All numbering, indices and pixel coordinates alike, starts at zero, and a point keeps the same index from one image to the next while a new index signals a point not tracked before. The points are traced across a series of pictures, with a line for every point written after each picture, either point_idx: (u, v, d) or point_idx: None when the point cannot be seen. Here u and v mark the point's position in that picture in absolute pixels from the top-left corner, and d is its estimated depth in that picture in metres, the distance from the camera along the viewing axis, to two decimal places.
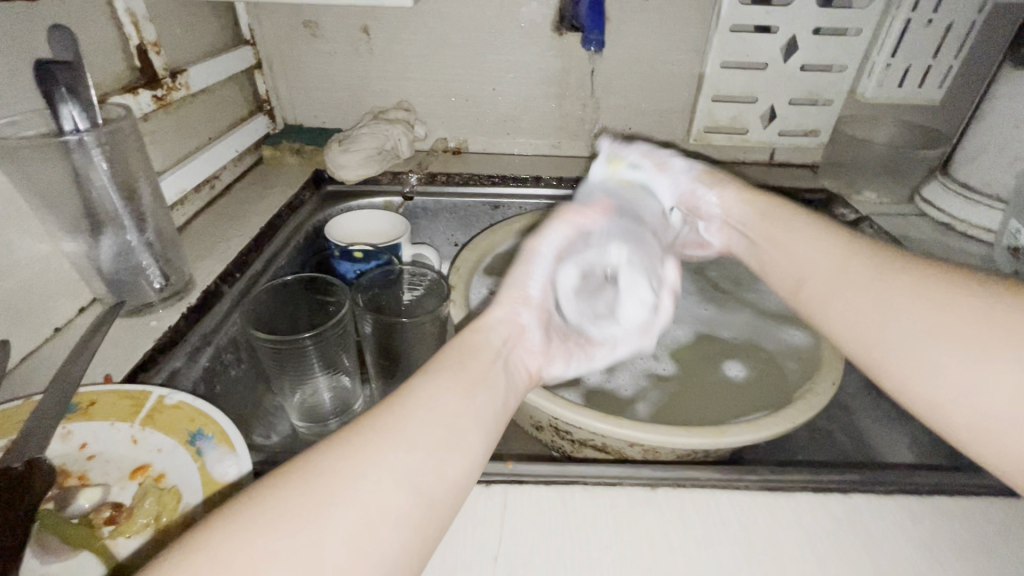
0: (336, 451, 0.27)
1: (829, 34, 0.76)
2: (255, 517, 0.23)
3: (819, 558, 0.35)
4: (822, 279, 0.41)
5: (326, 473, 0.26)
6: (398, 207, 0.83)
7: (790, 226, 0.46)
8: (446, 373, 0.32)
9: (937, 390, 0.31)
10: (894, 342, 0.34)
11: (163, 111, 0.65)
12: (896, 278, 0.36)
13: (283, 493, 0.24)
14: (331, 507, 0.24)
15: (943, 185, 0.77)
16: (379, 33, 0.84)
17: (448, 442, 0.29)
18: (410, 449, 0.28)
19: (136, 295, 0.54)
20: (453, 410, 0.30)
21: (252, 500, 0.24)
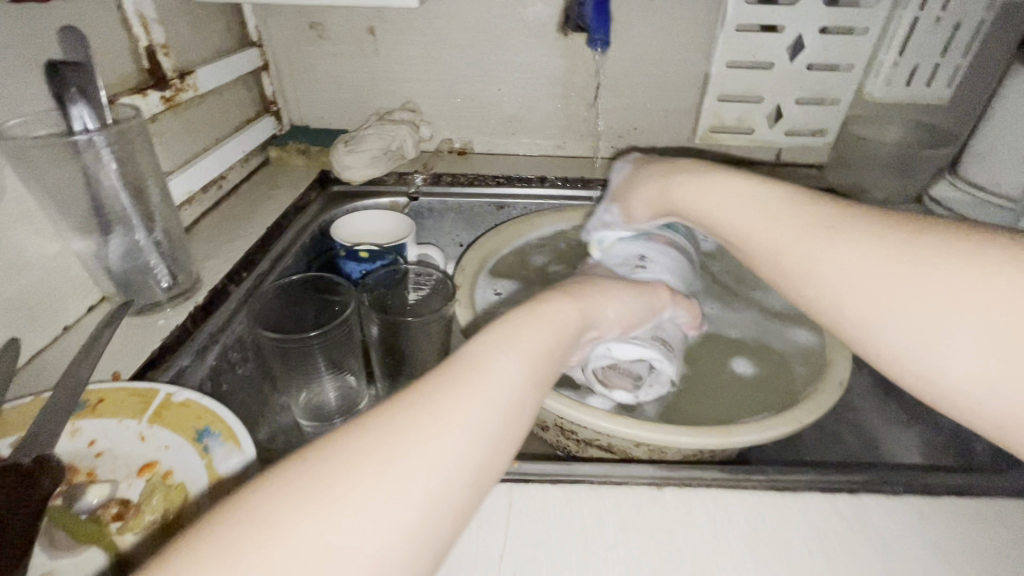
0: (392, 424, 0.27)
1: (836, 33, 0.75)
2: (320, 489, 0.24)
3: (828, 558, 0.35)
4: (771, 242, 0.40)
5: (380, 443, 0.26)
6: (403, 207, 0.83)
7: (724, 189, 0.45)
8: (491, 348, 0.32)
9: (907, 357, 0.32)
10: (862, 312, 0.34)
11: (171, 112, 0.65)
12: (848, 242, 0.35)
13: (344, 469, 0.25)
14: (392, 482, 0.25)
15: (951, 184, 0.76)
16: (384, 34, 0.84)
17: (493, 414, 0.29)
18: (461, 423, 0.28)
19: (144, 294, 0.55)
20: (499, 386, 0.30)
21: (313, 477, 0.24)
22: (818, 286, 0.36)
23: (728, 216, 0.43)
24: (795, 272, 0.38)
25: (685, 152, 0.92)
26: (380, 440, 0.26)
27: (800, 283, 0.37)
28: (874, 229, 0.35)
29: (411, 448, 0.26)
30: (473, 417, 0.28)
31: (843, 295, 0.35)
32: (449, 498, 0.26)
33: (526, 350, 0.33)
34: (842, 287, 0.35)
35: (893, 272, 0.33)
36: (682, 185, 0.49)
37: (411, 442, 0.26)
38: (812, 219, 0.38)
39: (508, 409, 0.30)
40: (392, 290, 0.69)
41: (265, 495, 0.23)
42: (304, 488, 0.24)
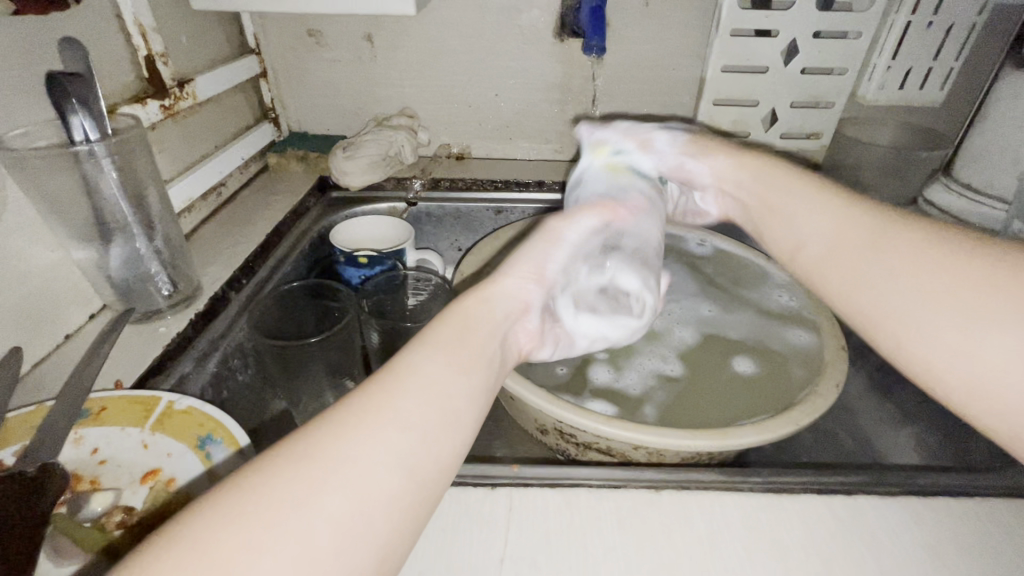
0: (326, 437, 0.26)
1: (829, 37, 0.76)
2: (246, 513, 0.23)
3: (824, 560, 0.35)
4: (824, 244, 0.41)
5: (310, 458, 0.25)
6: (402, 212, 0.84)
7: (788, 185, 0.46)
8: (428, 355, 0.32)
9: (938, 353, 0.32)
10: (898, 306, 0.35)
11: (170, 121, 0.66)
12: (902, 241, 0.36)
13: (273, 488, 0.24)
14: (329, 497, 0.24)
15: (945, 185, 0.77)
16: (381, 41, 0.85)
17: (433, 422, 0.28)
18: (402, 430, 0.27)
19: (145, 301, 0.55)
20: (435, 391, 0.30)
21: (238, 497, 0.23)
22: (862, 284, 0.37)
23: (783, 210, 0.45)
24: (838, 273, 0.39)
25: None
26: (301, 458, 0.25)
27: (843, 287, 0.38)
28: (930, 231, 0.36)
29: (348, 461, 0.25)
30: (412, 426, 0.28)
31: (880, 294, 0.36)
32: (386, 514, 0.25)
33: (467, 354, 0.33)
34: (877, 286, 0.36)
35: (935, 267, 0.34)
36: (746, 176, 0.51)
37: (347, 455, 0.25)
38: (868, 217, 0.39)
39: (450, 414, 0.29)
40: (392, 296, 0.70)
41: (189, 522, 0.23)
42: (228, 512, 0.23)
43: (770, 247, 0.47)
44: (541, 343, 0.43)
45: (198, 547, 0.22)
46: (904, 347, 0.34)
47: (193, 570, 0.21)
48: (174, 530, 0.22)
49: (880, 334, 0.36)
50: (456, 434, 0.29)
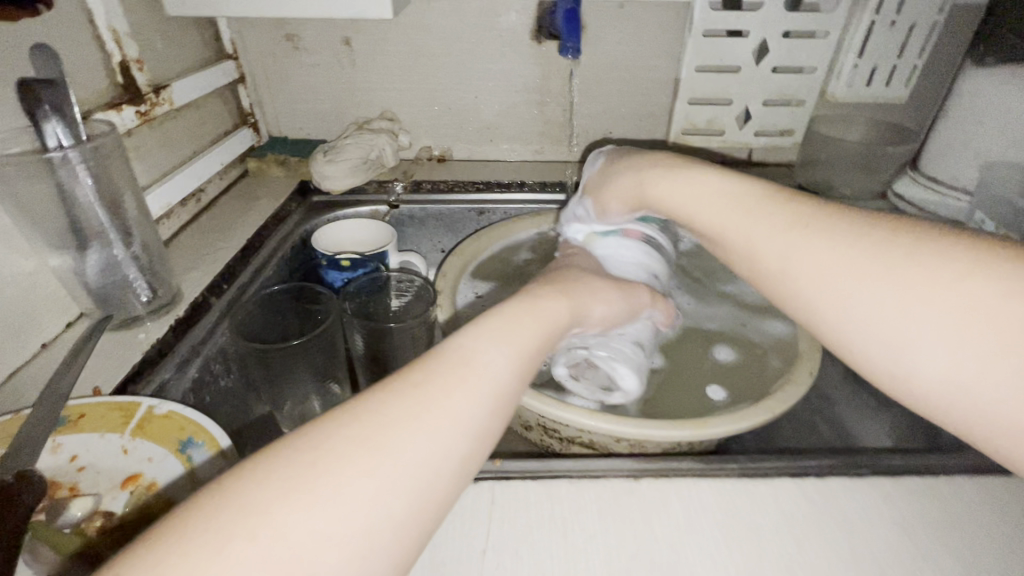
0: (378, 412, 0.28)
1: (799, 37, 0.78)
2: (302, 476, 0.25)
3: (797, 539, 0.36)
4: (748, 250, 0.41)
5: (367, 431, 0.27)
6: (384, 215, 0.84)
7: (703, 187, 0.45)
8: (484, 340, 0.34)
9: (890, 349, 0.32)
10: (849, 302, 0.34)
11: (146, 127, 0.65)
12: (830, 245, 0.36)
13: (330, 452, 0.26)
14: (380, 471, 0.26)
15: (913, 180, 0.79)
16: (360, 45, 0.85)
17: (476, 403, 0.30)
18: (452, 414, 0.29)
19: (123, 308, 0.55)
20: (482, 374, 0.32)
21: (299, 460, 0.25)
22: (800, 283, 0.37)
23: (699, 216, 0.45)
24: (778, 272, 0.39)
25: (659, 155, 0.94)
26: (356, 431, 0.27)
27: (783, 286, 0.38)
28: (859, 226, 0.36)
29: (402, 436, 0.27)
30: (461, 409, 0.30)
31: (818, 287, 0.36)
32: (429, 489, 0.27)
33: (515, 341, 0.35)
34: (815, 280, 0.36)
35: (873, 258, 0.34)
36: (657, 183, 0.50)
37: (396, 433, 0.27)
38: (794, 217, 0.39)
39: (492, 399, 0.31)
40: (375, 298, 0.70)
41: (253, 479, 0.25)
42: (291, 474, 0.25)
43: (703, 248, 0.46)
44: None
45: (255, 502, 0.24)
46: (856, 342, 0.34)
47: (253, 521, 0.23)
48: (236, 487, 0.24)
49: (824, 329, 0.36)
50: (496, 415, 0.31)
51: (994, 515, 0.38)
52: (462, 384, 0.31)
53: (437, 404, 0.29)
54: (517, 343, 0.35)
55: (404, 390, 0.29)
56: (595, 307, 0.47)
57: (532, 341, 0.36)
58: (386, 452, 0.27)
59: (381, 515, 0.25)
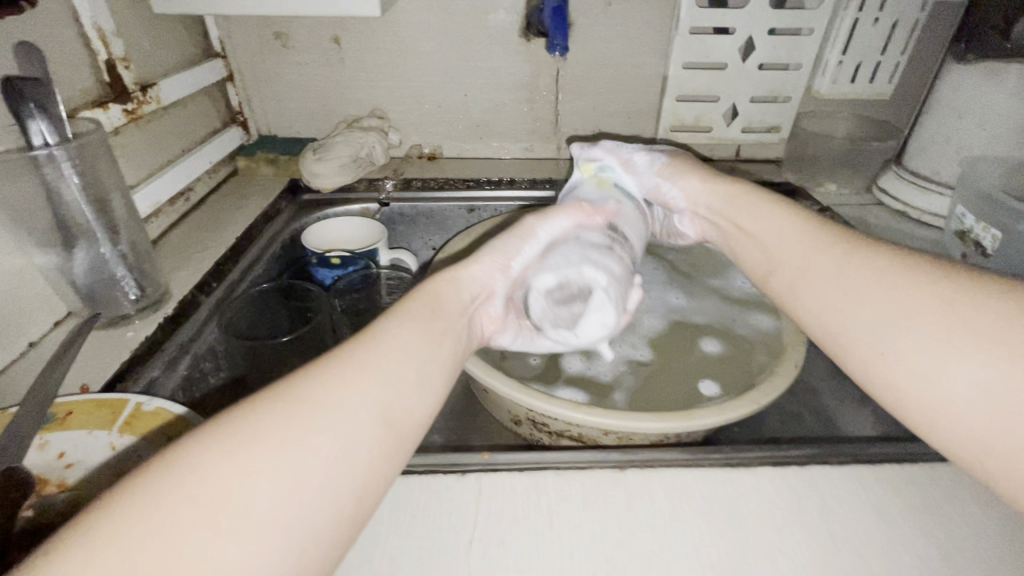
0: (314, 380, 0.29)
1: (784, 34, 0.79)
2: (238, 440, 0.25)
3: (778, 526, 0.37)
4: (793, 265, 0.42)
5: (303, 399, 0.27)
6: (375, 213, 0.84)
7: (762, 212, 0.47)
8: (403, 319, 0.36)
9: (896, 382, 0.33)
10: (875, 325, 0.35)
11: (134, 125, 0.65)
12: (868, 269, 0.37)
13: (267, 417, 0.26)
14: (317, 434, 0.26)
15: (897, 175, 0.81)
16: (349, 43, 0.85)
17: (406, 372, 0.32)
18: (381, 381, 0.30)
19: (111, 306, 0.55)
20: (408, 346, 0.33)
21: (232, 426, 0.25)
22: (833, 302, 0.38)
23: (759, 232, 0.47)
24: (809, 293, 0.40)
25: None
26: (293, 397, 0.27)
27: (816, 301, 0.39)
28: (900, 257, 0.36)
29: (337, 402, 0.28)
30: (391, 376, 0.31)
31: (851, 309, 0.36)
32: (368, 449, 0.28)
33: (433, 320, 0.37)
34: (848, 302, 0.37)
35: (906, 288, 0.34)
36: (727, 199, 0.52)
37: (333, 399, 0.28)
38: (843, 241, 0.40)
39: (419, 369, 0.33)
40: (366, 296, 0.71)
41: (184, 447, 0.24)
42: (226, 438, 0.25)
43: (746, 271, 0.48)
44: (501, 329, 0.46)
45: (189, 466, 0.23)
46: (876, 365, 0.34)
47: (186, 485, 0.23)
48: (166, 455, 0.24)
49: (851, 357, 0.36)
50: (424, 385, 0.33)
51: (971, 501, 0.39)
52: (382, 359, 0.31)
53: (363, 377, 0.30)
54: (434, 320, 0.37)
55: (326, 364, 0.30)
56: (479, 270, 0.44)
57: (450, 320, 0.38)
58: (314, 421, 0.27)
59: (316, 483, 0.25)
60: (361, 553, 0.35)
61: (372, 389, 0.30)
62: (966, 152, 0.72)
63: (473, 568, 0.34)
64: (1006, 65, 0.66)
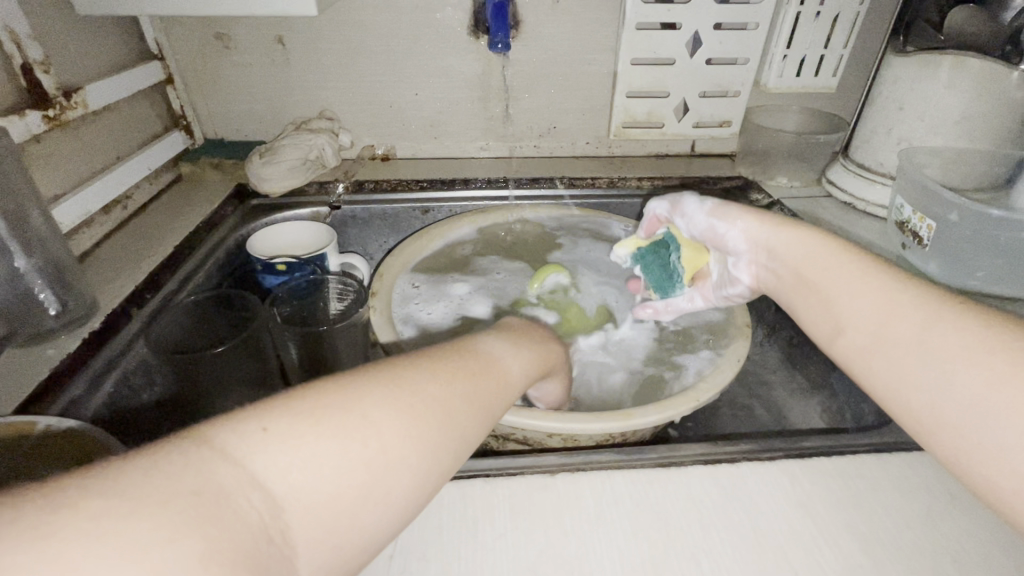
0: (446, 365, 0.34)
1: (730, 29, 0.79)
2: (396, 393, 0.30)
3: (704, 525, 0.37)
4: (865, 323, 0.40)
5: (438, 376, 0.33)
6: (326, 217, 0.83)
7: (828, 259, 0.45)
8: (506, 340, 0.42)
9: (977, 461, 0.31)
10: (953, 401, 0.33)
11: (56, 131, 0.62)
12: (952, 336, 0.34)
13: (414, 382, 0.32)
14: (448, 408, 0.32)
15: (844, 167, 0.82)
16: (293, 43, 0.83)
17: (507, 380, 0.38)
18: (491, 383, 0.36)
19: (30, 323, 0.52)
20: (509, 361, 0.40)
21: (391, 381, 0.31)
22: (908, 367, 0.36)
23: (818, 279, 0.44)
24: (885, 360, 0.37)
25: (604, 148, 0.94)
26: (433, 373, 0.33)
27: (889, 366, 0.37)
28: (985, 329, 0.34)
29: (462, 389, 0.34)
30: (497, 379, 0.37)
31: (940, 392, 0.34)
32: (475, 434, 0.33)
33: (529, 349, 0.44)
34: (936, 382, 0.34)
35: (1002, 370, 0.32)
36: (789, 236, 0.49)
37: (460, 385, 0.34)
38: (924, 301, 0.38)
39: (513, 381, 0.39)
40: (314, 302, 0.69)
41: (357, 385, 0.29)
42: (387, 388, 0.30)
43: (811, 332, 0.45)
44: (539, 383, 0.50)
45: (362, 401, 0.28)
46: (972, 457, 0.31)
47: (361, 416, 0.28)
48: (344, 387, 0.29)
49: (933, 440, 0.34)
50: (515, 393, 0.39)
51: (895, 490, 0.40)
52: (495, 372, 0.38)
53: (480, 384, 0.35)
54: (530, 349, 0.44)
55: (455, 361, 0.35)
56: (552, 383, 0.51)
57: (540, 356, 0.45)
58: (445, 407, 0.32)
59: (442, 454, 0.30)
60: None
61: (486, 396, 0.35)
62: (907, 142, 0.73)
63: None
64: (938, 58, 0.67)
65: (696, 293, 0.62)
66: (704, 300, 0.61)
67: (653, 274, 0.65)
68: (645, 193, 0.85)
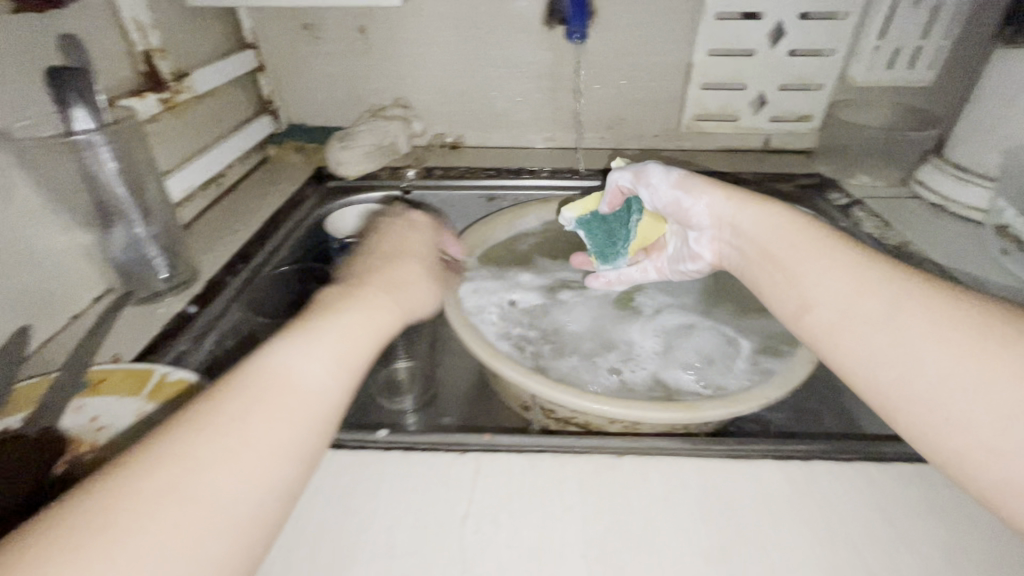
0: (184, 433, 0.27)
1: (817, 19, 0.76)
2: (107, 517, 0.24)
3: (774, 518, 0.36)
4: (839, 305, 0.37)
5: (177, 456, 0.26)
6: (397, 200, 0.85)
7: (794, 236, 0.43)
8: (304, 341, 0.34)
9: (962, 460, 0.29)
10: (927, 389, 0.31)
11: (168, 113, 0.68)
12: (922, 314, 0.33)
13: (138, 486, 0.25)
14: (198, 488, 0.26)
15: (937, 167, 0.77)
16: (374, 33, 0.86)
17: (297, 403, 0.31)
18: (268, 418, 0.30)
19: (145, 284, 0.58)
20: (301, 372, 0.32)
21: (98, 504, 0.24)
22: (877, 351, 0.34)
23: (779, 254, 0.43)
24: (854, 341, 0.35)
25: (673, 141, 0.93)
26: (166, 459, 0.26)
27: (860, 351, 0.34)
28: (951, 304, 0.32)
29: (215, 454, 0.27)
30: (282, 411, 0.30)
31: (909, 371, 0.32)
32: (254, 495, 0.27)
33: (352, 331, 0.37)
34: (906, 362, 0.32)
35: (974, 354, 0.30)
36: (751, 217, 0.47)
37: (210, 451, 0.27)
38: (885, 276, 0.36)
39: (313, 399, 0.32)
40: None
41: (41, 538, 0.23)
42: (96, 515, 0.24)
43: (776, 309, 0.42)
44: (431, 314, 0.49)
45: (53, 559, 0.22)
46: (947, 435, 0.30)
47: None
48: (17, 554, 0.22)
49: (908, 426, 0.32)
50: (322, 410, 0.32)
51: None
52: (272, 398, 0.31)
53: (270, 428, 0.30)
54: (355, 331, 0.37)
55: (201, 424, 0.28)
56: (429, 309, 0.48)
57: (381, 315, 0.40)
58: (191, 493, 0.26)
59: (206, 548, 0.25)
60: (360, 525, 0.36)
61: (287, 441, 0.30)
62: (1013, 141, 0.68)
63: (467, 541, 0.35)
64: None
65: (651, 265, 0.62)
66: (658, 273, 0.62)
67: (595, 240, 0.66)
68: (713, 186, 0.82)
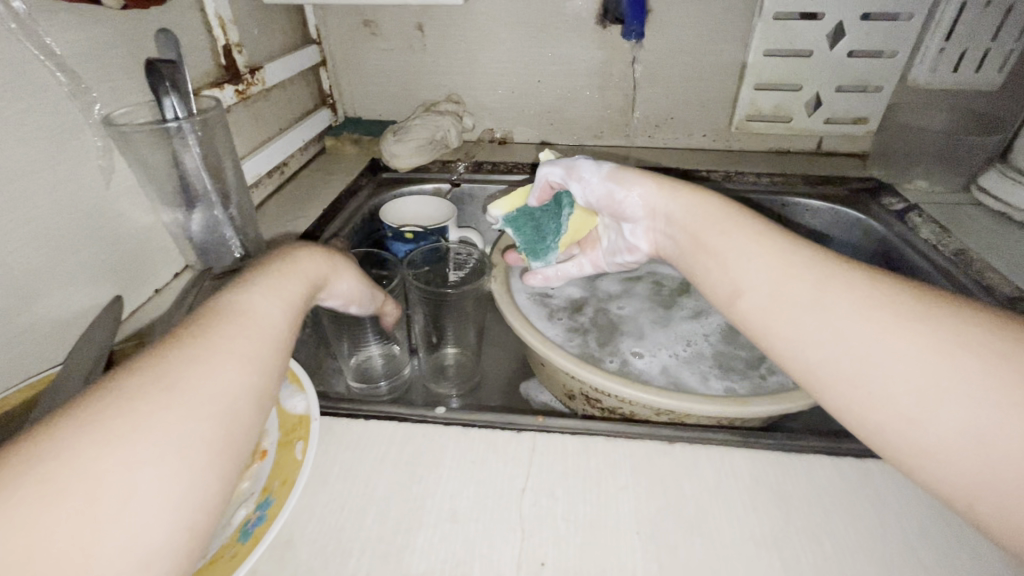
0: (162, 358, 0.28)
1: (879, 20, 0.75)
2: (105, 431, 0.24)
3: (825, 510, 0.37)
4: (766, 292, 0.36)
5: (160, 377, 0.27)
6: (446, 193, 0.88)
7: (727, 219, 0.41)
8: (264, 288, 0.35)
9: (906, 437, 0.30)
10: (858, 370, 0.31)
11: (242, 104, 0.73)
12: (847, 298, 0.33)
13: (129, 403, 0.25)
14: (189, 405, 0.26)
15: (1002, 174, 0.74)
16: (431, 30, 0.89)
17: (267, 339, 0.32)
18: (245, 346, 0.30)
19: (219, 261, 0.64)
20: (267, 313, 0.33)
21: (85, 419, 0.24)
22: (818, 334, 0.33)
23: (713, 240, 0.41)
24: (794, 324, 0.34)
25: (721, 141, 0.93)
26: (152, 380, 0.26)
27: (797, 334, 0.34)
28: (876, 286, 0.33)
29: (197, 376, 0.28)
30: (253, 342, 0.31)
31: (842, 349, 0.32)
32: (240, 412, 0.28)
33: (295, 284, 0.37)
34: (833, 340, 0.32)
35: (907, 333, 0.30)
36: (681, 203, 0.46)
37: (194, 374, 0.28)
38: (810, 260, 0.36)
39: (278, 336, 0.33)
40: (436, 267, 0.73)
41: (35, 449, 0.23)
42: (88, 428, 0.24)
43: (708, 295, 0.41)
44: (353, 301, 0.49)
45: (55, 465, 0.22)
46: (876, 406, 0.30)
47: (58, 485, 0.22)
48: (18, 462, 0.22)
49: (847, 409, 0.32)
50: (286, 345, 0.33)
51: None
52: (244, 330, 0.31)
53: (228, 350, 0.30)
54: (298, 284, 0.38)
55: (182, 352, 0.28)
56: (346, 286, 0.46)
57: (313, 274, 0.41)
58: (181, 410, 0.26)
59: (198, 458, 0.26)
60: (422, 492, 0.39)
61: (244, 364, 0.30)
62: None
63: (524, 513, 0.37)
64: None
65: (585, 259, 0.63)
66: (592, 266, 0.63)
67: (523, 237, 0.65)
68: (764, 187, 0.82)
